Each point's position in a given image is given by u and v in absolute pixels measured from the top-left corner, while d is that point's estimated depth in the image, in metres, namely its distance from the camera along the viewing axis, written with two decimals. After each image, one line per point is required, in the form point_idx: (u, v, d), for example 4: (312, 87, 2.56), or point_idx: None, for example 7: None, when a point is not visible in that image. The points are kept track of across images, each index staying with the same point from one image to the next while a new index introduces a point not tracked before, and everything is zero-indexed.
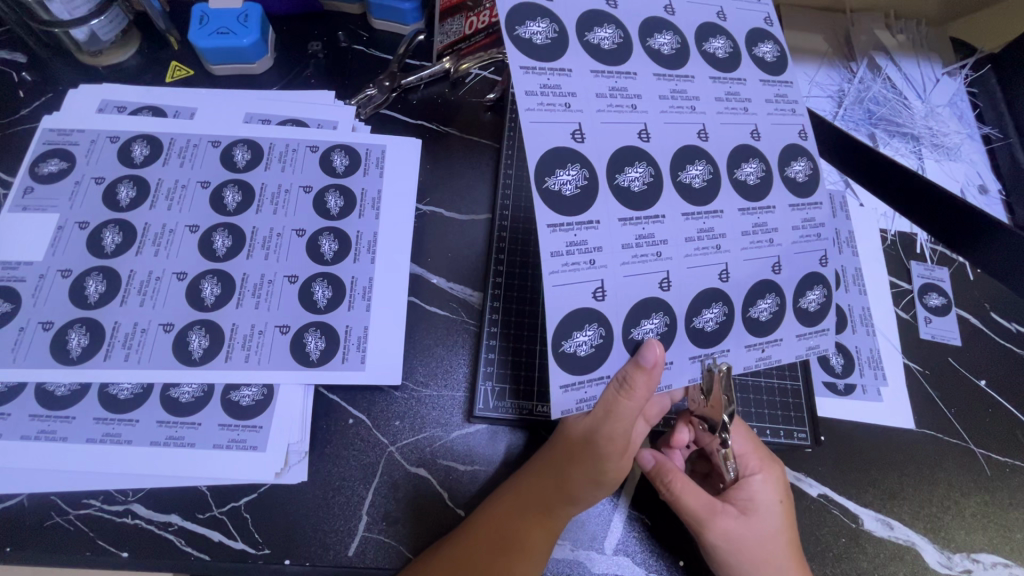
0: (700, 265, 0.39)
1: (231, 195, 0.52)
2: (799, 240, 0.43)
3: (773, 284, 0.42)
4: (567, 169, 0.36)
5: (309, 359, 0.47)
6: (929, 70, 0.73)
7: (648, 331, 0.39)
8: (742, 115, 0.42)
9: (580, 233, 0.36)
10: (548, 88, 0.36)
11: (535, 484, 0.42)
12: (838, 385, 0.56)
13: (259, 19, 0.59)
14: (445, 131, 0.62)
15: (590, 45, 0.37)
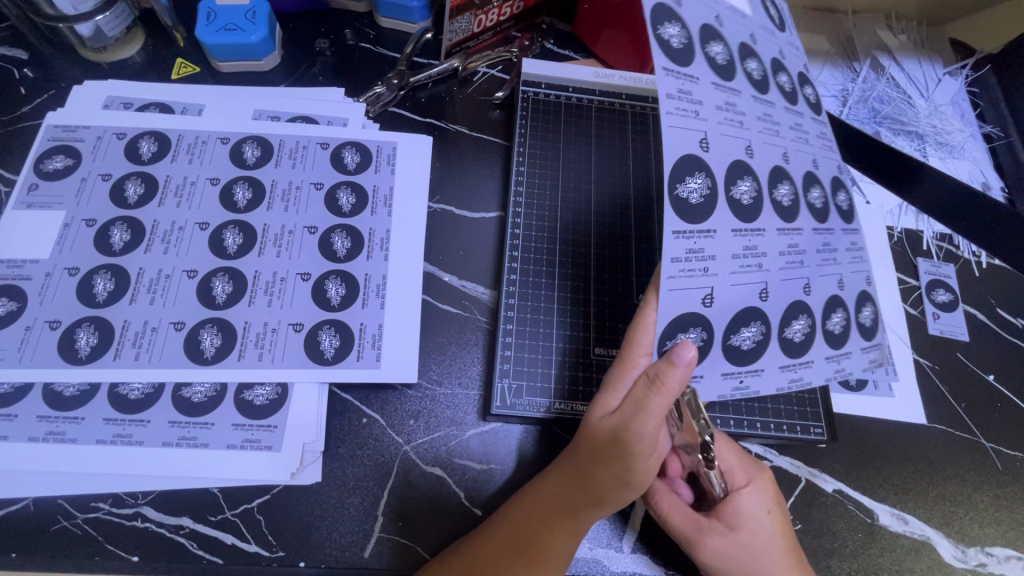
0: (792, 277, 0.40)
1: (241, 192, 0.51)
2: (853, 262, 0.43)
3: (841, 300, 0.42)
4: (693, 178, 0.37)
5: (323, 358, 0.46)
6: (931, 70, 0.74)
7: (746, 339, 0.40)
8: (808, 143, 0.42)
9: (698, 241, 0.37)
10: (681, 93, 0.36)
11: (557, 480, 0.41)
12: (850, 380, 0.56)
13: (266, 16, 0.59)
14: (454, 128, 0.63)
15: (710, 56, 0.37)
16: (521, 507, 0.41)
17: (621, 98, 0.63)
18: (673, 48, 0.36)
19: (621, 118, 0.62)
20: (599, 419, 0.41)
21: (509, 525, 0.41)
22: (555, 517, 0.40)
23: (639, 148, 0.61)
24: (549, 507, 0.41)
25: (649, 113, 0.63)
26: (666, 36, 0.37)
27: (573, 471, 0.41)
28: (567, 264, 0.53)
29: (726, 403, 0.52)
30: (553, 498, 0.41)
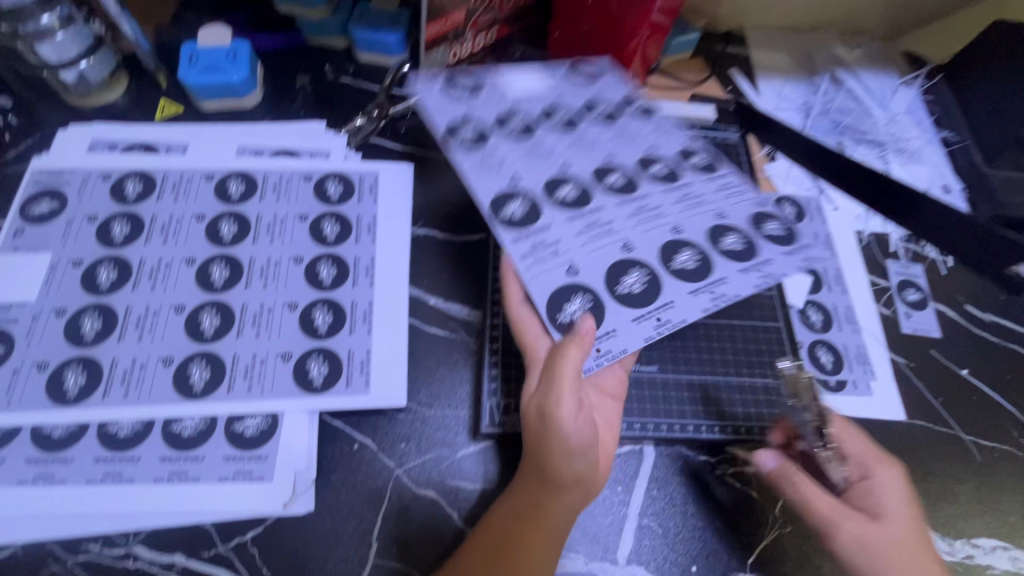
0: (651, 229, 0.53)
1: (227, 227, 0.52)
2: (725, 192, 0.55)
3: (688, 242, 0.52)
4: (564, 189, 0.54)
5: (313, 386, 0.47)
6: (887, 80, 0.78)
7: (575, 310, 0.49)
8: (670, 129, 0.60)
9: (544, 236, 0.51)
10: (473, 150, 0.56)
11: (514, 490, 0.45)
12: (829, 381, 0.58)
13: (248, 56, 0.61)
14: (433, 155, 0.64)
15: (551, 124, 0.59)
16: (492, 525, 0.43)
17: None
18: (447, 132, 0.57)
19: None
20: (529, 410, 0.46)
21: (481, 541, 0.43)
22: (522, 521, 0.43)
23: None
24: (511, 514, 0.43)
25: None
26: (473, 117, 0.58)
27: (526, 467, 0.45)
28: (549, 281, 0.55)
29: (710, 409, 0.54)
30: (513, 504, 0.44)
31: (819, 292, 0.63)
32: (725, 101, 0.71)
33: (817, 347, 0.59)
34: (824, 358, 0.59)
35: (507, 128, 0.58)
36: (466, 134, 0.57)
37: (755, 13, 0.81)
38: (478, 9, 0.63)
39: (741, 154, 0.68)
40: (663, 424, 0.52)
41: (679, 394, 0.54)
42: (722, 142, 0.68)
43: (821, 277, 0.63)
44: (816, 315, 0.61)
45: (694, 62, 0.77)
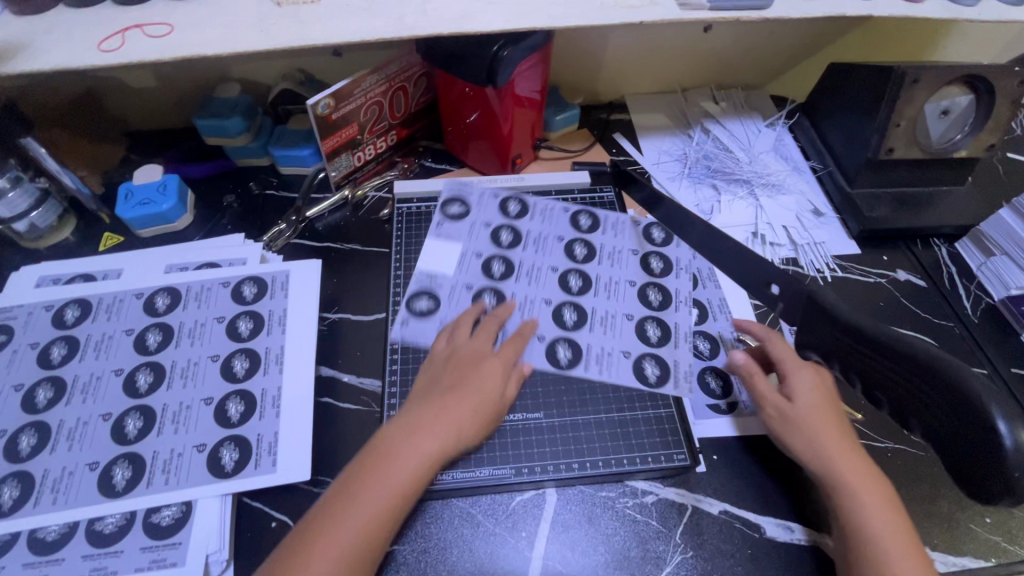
0: (621, 300, 0.67)
1: (153, 337, 0.59)
2: (618, 234, 0.73)
3: (643, 318, 0.66)
4: (565, 317, 0.65)
5: (225, 471, 0.51)
6: (752, 125, 0.88)
7: (654, 374, 0.61)
8: (557, 211, 0.75)
9: (594, 369, 0.61)
10: (443, 295, 0.66)
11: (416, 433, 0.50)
12: (721, 404, 0.61)
13: (175, 187, 0.71)
14: (346, 247, 0.73)
15: (495, 276, 0.68)
16: (389, 464, 0.48)
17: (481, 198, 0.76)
18: (413, 313, 0.64)
19: (482, 214, 0.74)
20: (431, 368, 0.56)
21: (381, 470, 0.48)
22: (431, 463, 0.49)
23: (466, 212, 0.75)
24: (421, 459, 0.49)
25: (508, 208, 0.75)
26: (434, 288, 0.67)
27: (432, 427, 0.51)
28: (441, 347, 0.62)
29: (594, 446, 0.57)
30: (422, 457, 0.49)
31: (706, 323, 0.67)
32: (602, 164, 0.80)
33: (707, 373, 0.63)
34: (714, 384, 0.63)
35: (457, 280, 0.68)
36: (439, 294, 0.66)
37: (629, 84, 0.92)
38: (369, 120, 0.74)
39: (617, 208, 0.76)
40: (549, 465, 0.56)
41: (562, 435, 0.58)
42: (601, 201, 0.77)
43: (705, 308, 0.67)
44: (703, 343, 0.65)
45: (579, 133, 0.88)
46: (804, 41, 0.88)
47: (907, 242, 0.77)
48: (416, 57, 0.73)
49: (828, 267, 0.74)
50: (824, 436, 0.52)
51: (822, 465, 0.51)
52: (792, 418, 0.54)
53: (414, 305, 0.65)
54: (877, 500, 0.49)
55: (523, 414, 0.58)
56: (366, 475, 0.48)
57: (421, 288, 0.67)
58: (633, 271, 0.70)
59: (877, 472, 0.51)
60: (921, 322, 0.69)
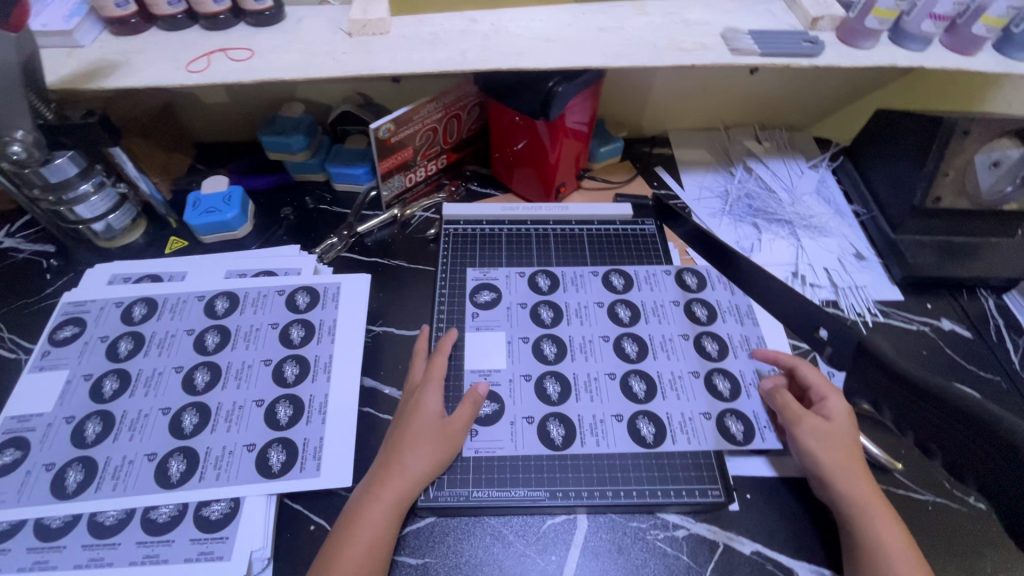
0: (674, 322, 0.69)
1: (212, 338, 0.63)
2: (650, 268, 0.74)
3: (699, 335, 0.68)
4: (627, 348, 0.66)
5: (271, 472, 0.54)
6: (795, 165, 0.89)
7: (736, 427, 0.60)
8: (584, 249, 0.76)
9: (677, 417, 0.61)
10: (481, 324, 0.68)
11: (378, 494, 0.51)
12: (737, 435, 0.60)
13: (240, 199, 0.76)
14: (394, 263, 0.77)
15: (543, 321, 0.68)
16: (365, 526, 0.50)
17: (527, 223, 0.78)
18: (479, 306, 0.69)
19: (527, 239, 0.77)
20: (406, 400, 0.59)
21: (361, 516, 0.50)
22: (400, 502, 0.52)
23: (507, 239, 0.77)
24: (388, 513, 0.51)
25: (551, 235, 0.77)
26: (491, 282, 0.72)
27: (393, 475, 0.52)
28: (482, 366, 0.63)
29: (628, 476, 0.57)
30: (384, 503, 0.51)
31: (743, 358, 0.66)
32: (643, 198, 0.82)
33: (726, 416, 0.61)
34: (734, 428, 0.60)
35: (510, 334, 0.67)
36: (503, 332, 0.67)
37: (673, 120, 0.94)
38: (423, 144, 0.78)
39: (658, 241, 0.78)
40: (582, 491, 0.56)
41: (597, 463, 0.58)
42: (642, 233, 0.78)
43: (744, 342, 0.67)
44: (723, 383, 0.64)
45: (622, 164, 0.90)
46: (851, 86, 0.90)
47: (952, 291, 0.76)
48: (472, 87, 0.77)
49: (869, 311, 0.73)
50: (845, 464, 0.54)
51: (837, 483, 0.53)
52: (830, 435, 0.55)
53: (478, 298, 0.70)
54: (883, 515, 0.52)
55: (565, 431, 0.59)
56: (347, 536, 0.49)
57: (481, 283, 0.72)
58: (681, 323, 0.69)
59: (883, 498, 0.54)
60: (965, 373, 0.68)
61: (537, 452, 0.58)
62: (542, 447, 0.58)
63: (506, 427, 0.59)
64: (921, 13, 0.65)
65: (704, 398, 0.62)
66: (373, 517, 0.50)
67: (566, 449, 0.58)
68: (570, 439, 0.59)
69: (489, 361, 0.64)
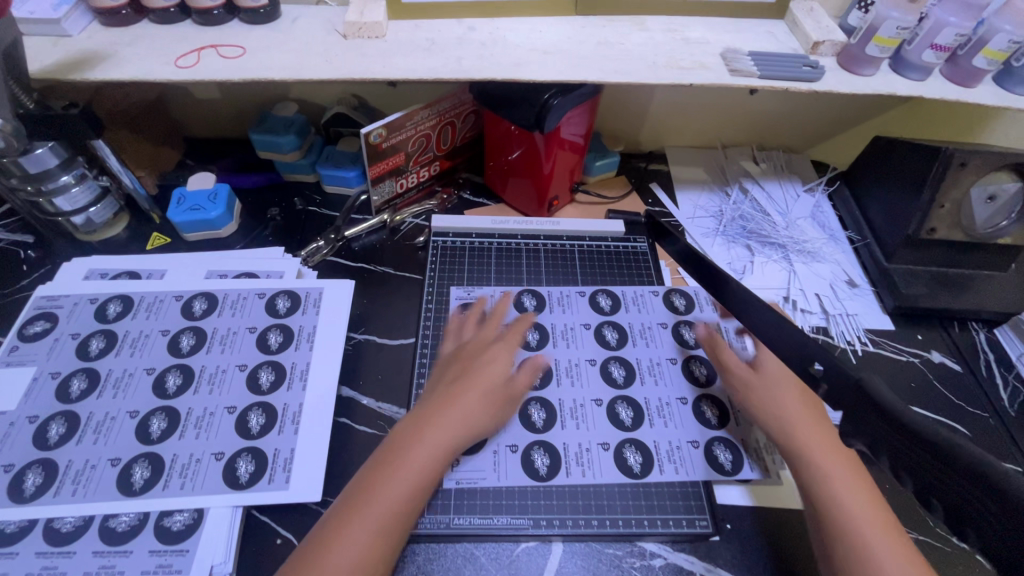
0: (661, 346, 0.67)
1: (186, 340, 0.61)
2: (636, 290, 0.73)
3: (687, 359, 0.67)
4: (614, 373, 0.65)
5: (239, 483, 0.52)
6: (791, 188, 0.88)
7: (725, 457, 0.59)
8: (573, 267, 0.75)
9: (665, 446, 0.59)
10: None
11: (399, 463, 0.49)
12: (726, 465, 0.58)
13: (225, 196, 0.75)
14: (381, 270, 0.75)
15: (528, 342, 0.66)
16: (383, 492, 0.47)
17: (517, 238, 0.77)
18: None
19: (517, 254, 0.76)
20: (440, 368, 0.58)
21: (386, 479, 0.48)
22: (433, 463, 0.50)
23: (495, 254, 0.75)
24: (410, 483, 0.48)
25: (541, 250, 0.76)
26: (475, 302, 0.70)
27: (418, 446, 0.50)
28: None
29: (614, 503, 0.56)
30: (410, 472, 0.48)
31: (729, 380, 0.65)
32: (637, 214, 0.81)
33: (714, 445, 0.60)
34: (723, 458, 0.59)
35: None
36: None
37: (671, 137, 0.94)
38: (416, 150, 0.76)
39: (650, 259, 0.77)
40: (560, 519, 0.55)
41: (583, 490, 0.56)
42: (634, 251, 0.77)
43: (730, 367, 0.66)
44: (711, 410, 0.62)
45: (617, 179, 0.89)
46: (849, 111, 0.89)
47: (944, 322, 0.75)
48: (469, 96, 0.76)
49: (859, 340, 0.72)
50: (777, 414, 0.57)
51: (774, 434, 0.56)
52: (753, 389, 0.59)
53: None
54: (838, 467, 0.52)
55: (551, 460, 0.57)
56: (359, 501, 0.46)
57: (464, 302, 0.69)
58: (669, 347, 0.68)
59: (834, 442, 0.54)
60: (953, 408, 0.67)
61: (519, 482, 0.56)
62: (527, 478, 0.56)
63: (489, 456, 0.57)
64: (921, 43, 0.64)
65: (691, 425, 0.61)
66: (394, 485, 0.48)
67: (552, 479, 0.56)
68: (556, 469, 0.57)
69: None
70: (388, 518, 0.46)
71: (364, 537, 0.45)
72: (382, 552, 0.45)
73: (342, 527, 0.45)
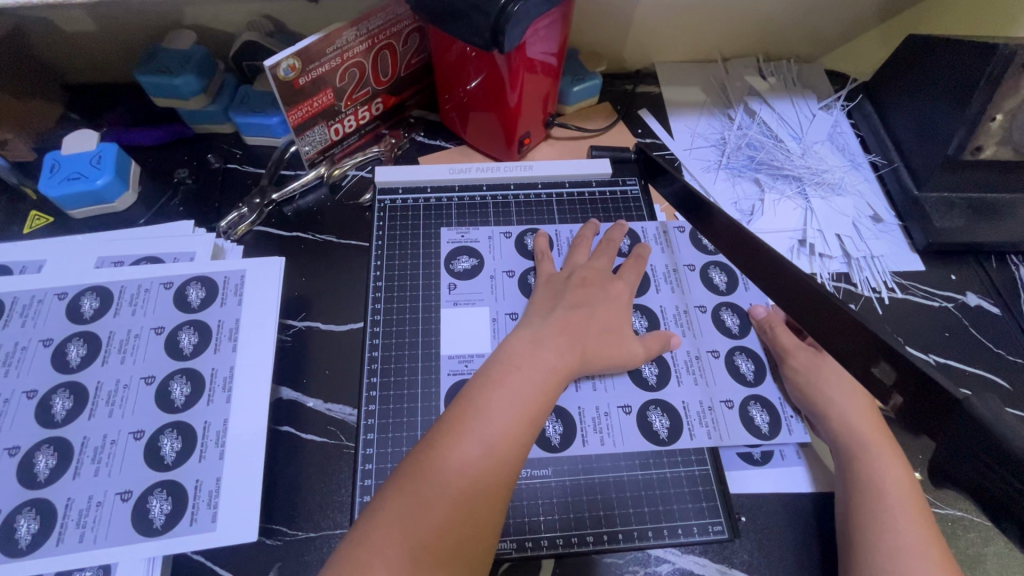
0: (692, 289, 0.58)
1: (75, 350, 0.49)
2: (661, 223, 0.62)
3: (718, 307, 0.57)
4: (637, 319, 0.55)
5: (152, 528, 0.42)
6: (805, 106, 0.74)
7: (759, 418, 0.51)
8: (579, 202, 0.64)
9: (696, 410, 0.51)
10: (459, 299, 0.56)
11: (467, 433, 0.40)
12: (762, 428, 0.51)
13: (113, 159, 0.60)
14: (321, 238, 0.62)
15: (525, 285, 0.57)
16: (449, 467, 0.38)
17: (482, 189, 0.64)
18: (457, 275, 0.58)
19: (483, 208, 0.63)
20: (513, 337, 0.48)
21: (427, 473, 0.38)
22: (491, 454, 0.39)
23: (462, 212, 0.62)
24: (486, 458, 0.39)
25: (513, 201, 0.63)
26: (471, 245, 0.60)
27: (493, 405, 0.41)
28: (460, 349, 0.53)
29: (614, 513, 0.47)
30: (483, 443, 0.40)
31: (751, 337, 0.56)
32: (625, 149, 0.68)
33: (749, 405, 0.52)
34: (759, 420, 0.51)
35: (494, 309, 0.56)
36: (486, 307, 0.56)
37: (662, 50, 0.78)
38: (348, 85, 0.61)
39: (643, 206, 0.64)
40: (546, 539, 0.45)
41: (576, 499, 0.47)
42: (623, 195, 0.65)
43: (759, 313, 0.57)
44: (746, 363, 0.54)
45: (601, 107, 0.74)
46: (876, 6, 0.74)
47: (979, 257, 0.64)
48: (406, 9, 0.59)
49: (885, 285, 0.62)
50: (834, 397, 0.49)
51: (818, 414, 0.49)
52: (792, 364, 0.52)
53: (455, 266, 0.58)
54: (884, 461, 0.45)
55: (564, 427, 0.49)
56: (418, 479, 0.38)
57: (458, 247, 0.60)
58: (696, 292, 0.58)
59: (878, 429, 0.47)
60: (994, 359, 0.58)
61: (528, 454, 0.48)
62: (538, 449, 0.48)
63: None
64: None
65: (713, 397, 0.52)
66: (464, 459, 0.39)
67: (565, 450, 0.48)
68: (570, 438, 0.49)
69: (470, 344, 0.54)
70: (462, 499, 0.38)
71: (433, 512, 0.37)
72: (456, 543, 0.36)
73: (401, 510, 0.37)
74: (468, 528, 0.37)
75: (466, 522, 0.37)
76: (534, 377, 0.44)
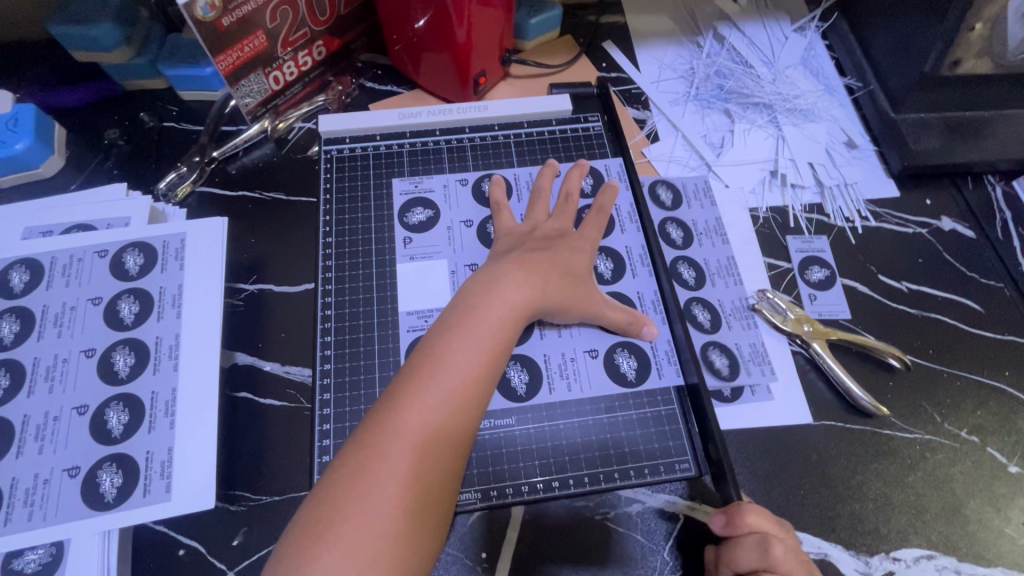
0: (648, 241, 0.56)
1: (8, 326, 0.47)
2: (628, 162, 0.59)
3: (676, 259, 0.55)
4: (601, 261, 0.53)
5: (104, 502, 0.41)
6: (777, 30, 0.70)
7: (718, 364, 0.50)
8: (541, 143, 0.60)
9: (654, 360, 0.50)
10: (417, 253, 0.54)
11: (428, 384, 0.38)
12: (721, 373, 0.50)
13: (32, 120, 0.56)
14: (267, 197, 0.59)
15: (484, 234, 0.55)
16: (413, 420, 0.37)
17: (435, 134, 0.60)
18: (413, 228, 0.55)
19: (437, 154, 0.59)
20: (471, 281, 0.45)
21: (389, 427, 0.37)
22: (456, 403, 0.38)
23: (415, 162, 0.59)
24: (449, 407, 0.38)
25: (468, 146, 0.60)
26: (426, 195, 0.57)
27: (454, 352, 0.39)
28: (418, 305, 0.51)
29: (580, 458, 0.46)
30: (435, 416, 0.37)
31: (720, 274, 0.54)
32: (587, 85, 0.64)
33: (708, 351, 0.51)
34: (719, 364, 0.51)
35: (454, 260, 0.53)
36: (444, 260, 0.53)
37: None
38: (281, 26, 0.56)
39: (607, 143, 0.61)
40: (511, 487, 0.45)
41: (540, 446, 0.46)
42: (586, 132, 0.61)
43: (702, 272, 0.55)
44: (703, 314, 0.53)
45: (562, 41, 0.69)
46: None
47: (955, 180, 0.62)
48: None
49: (859, 214, 0.60)
50: None
51: None
52: None
53: (410, 218, 0.55)
54: None
55: (530, 375, 0.48)
56: (379, 436, 0.36)
57: (413, 198, 0.56)
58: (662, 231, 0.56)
59: None
60: (965, 283, 0.57)
61: (494, 405, 0.47)
62: (503, 399, 0.47)
63: None
64: None
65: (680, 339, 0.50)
66: (426, 411, 0.37)
67: (531, 398, 0.47)
68: (536, 386, 0.48)
69: (430, 298, 0.51)
70: (415, 476, 0.35)
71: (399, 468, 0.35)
72: (424, 497, 0.35)
73: (364, 468, 0.35)
74: (433, 482, 0.36)
75: (431, 476, 0.36)
76: (496, 321, 0.42)
